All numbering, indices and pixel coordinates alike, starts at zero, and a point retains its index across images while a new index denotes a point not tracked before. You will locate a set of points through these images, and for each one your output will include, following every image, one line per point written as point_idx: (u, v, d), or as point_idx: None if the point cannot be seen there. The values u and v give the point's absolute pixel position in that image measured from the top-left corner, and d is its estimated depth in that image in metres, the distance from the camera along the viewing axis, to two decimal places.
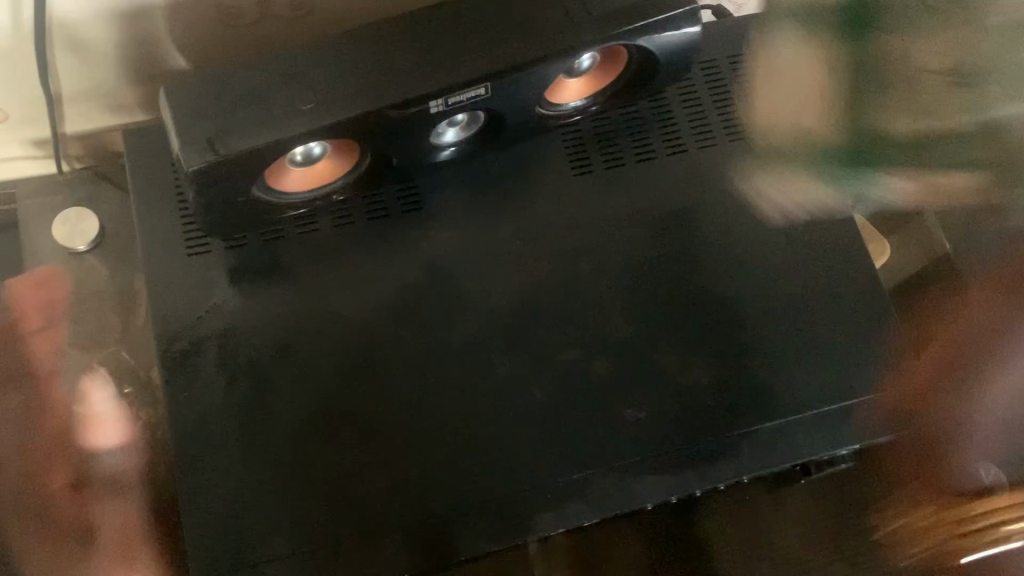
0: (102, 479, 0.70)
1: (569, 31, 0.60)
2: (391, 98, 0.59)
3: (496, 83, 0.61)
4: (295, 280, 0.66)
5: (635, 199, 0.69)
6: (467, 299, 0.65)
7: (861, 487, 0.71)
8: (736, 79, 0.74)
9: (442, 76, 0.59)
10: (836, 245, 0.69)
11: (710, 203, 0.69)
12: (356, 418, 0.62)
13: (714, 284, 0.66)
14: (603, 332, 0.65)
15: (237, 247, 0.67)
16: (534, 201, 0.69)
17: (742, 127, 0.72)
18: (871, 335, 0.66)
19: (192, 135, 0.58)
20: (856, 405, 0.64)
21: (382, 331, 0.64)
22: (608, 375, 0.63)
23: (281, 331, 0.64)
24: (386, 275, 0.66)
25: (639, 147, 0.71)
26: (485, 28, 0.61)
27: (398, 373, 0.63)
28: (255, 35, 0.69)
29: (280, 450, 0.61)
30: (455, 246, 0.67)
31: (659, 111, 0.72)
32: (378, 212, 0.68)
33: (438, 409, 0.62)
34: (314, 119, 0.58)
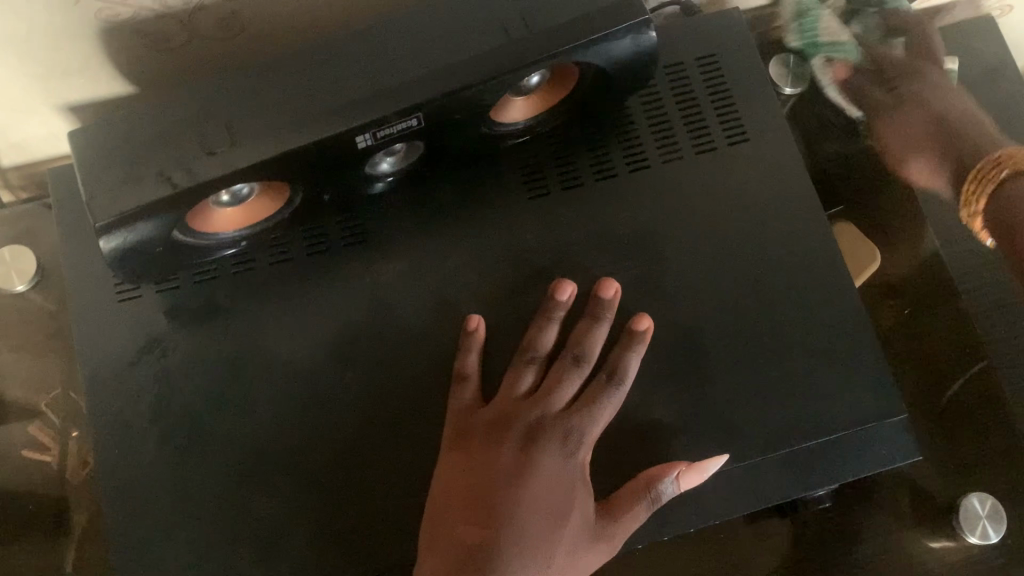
0: (54, 522, 0.69)
1: (506, 51, 0.55)
2: (311, 134, 0.54)
3: (430, 113, 0.56)
4: (230, 323, 0.62)
5: (592, 223, 0.64)
6: (410, 338, 0.61)
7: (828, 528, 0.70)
8: (702, 82, 0.68)
9: (368, 107, 0.54)
10: (813, 267, 0.63)
11: (675, 224, 0.64)
12: (295, 473, 0.58)
13: (678, 316, 0.62)
14: (618, 393, 0.59)
15: (168, 290, 0.63)
16: (484, 229, 0.64)
17: (710, 139, 0.66)
18: (848, 364, 0.61)
19: (99, 182, 0.53)
20: (833, 439, 0.60)
21: (320, 377, 0.60)
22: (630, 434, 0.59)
23: (215, 379, 0.60)
24: (322, 314, 0.62)
25: (597, 164, 0.65)
26: (418, 52, 0.56)
27: (336, 423, 0.59)
28: (184, 59, 0.65)
29: (217, 507, 0.58)
30: (399, 280, 0.62)
31: (619, 122, 0.66)
32: (317, 244, 0.63)
33: (377, 461, 0.58)
34: (229, 161, 0.53)
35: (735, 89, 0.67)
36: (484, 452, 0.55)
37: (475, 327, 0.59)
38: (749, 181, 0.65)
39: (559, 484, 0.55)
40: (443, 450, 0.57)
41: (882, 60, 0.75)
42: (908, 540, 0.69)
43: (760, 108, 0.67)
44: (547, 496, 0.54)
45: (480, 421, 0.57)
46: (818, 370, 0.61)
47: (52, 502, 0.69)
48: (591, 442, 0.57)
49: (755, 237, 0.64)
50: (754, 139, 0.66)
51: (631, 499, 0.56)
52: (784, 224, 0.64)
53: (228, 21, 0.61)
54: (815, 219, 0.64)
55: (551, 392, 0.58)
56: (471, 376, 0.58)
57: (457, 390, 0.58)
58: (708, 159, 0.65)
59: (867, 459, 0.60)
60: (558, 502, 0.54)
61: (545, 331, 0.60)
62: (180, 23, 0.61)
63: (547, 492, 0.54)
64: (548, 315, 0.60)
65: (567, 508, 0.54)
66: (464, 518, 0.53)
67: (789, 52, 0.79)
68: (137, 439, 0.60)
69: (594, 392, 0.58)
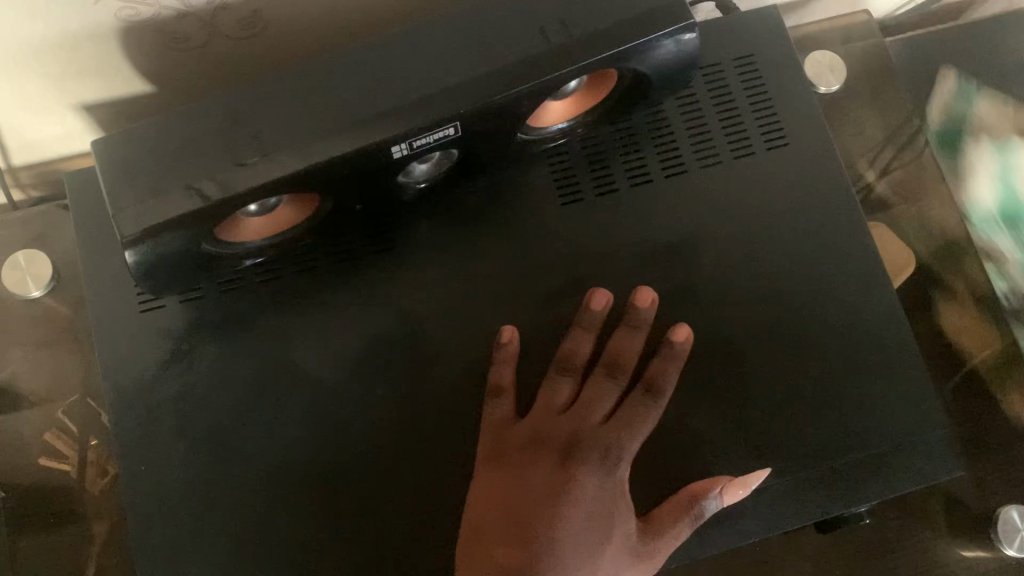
0: (72, 527, 0.68)
1: (547, 57, 0.53)
2: (345, 144, 0.52)
3: (467, 122, 0.54)
4: (255, 335, 0.60)
5: (628, 230, 0.62)
6: (442, 350, 0.59)
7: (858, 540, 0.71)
8: (739, 83, 0.65)
9: (403, 117, 0.52)
10: (854, 276, 0.62)
11: (713, 232, 0.62)
12: (327, 491, 0.57)
13: (717, 327, 0.60)
14: (658, 408, 0.57)
15: (191, 299, 0.61)
16: (516, 236, 0.62)
17: (748, 143, 0.64)
18: (887, 376, 0.60)
19: (124, 194, 0.51)
20: (875, 455, 0.58)
21: (350, 391, 0.59)
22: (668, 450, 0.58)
23: (241, 392, 0.59)
24: (351, 325, 0.60)
25: (633, 168, 0.63)
26: (454, 56, 0.54)
27: (367, 439, 0.57)
28: (204, 58, 0.62)
29: (245, 524, 0.57)
30: (430, 290, 0.60)
31: (654, 124, 0.64)
32: (345, 252, 0.61)
33: (409, 478, 0.57)
34: (261, 172, 0.51)
35: (773, 91, 0.65)
36: (521, 470, 0.54)
37: (508, 340, 0.57)
38: (788, 187, 0.63)
39: (599, 504, 0.53)
40: (478, 467, 0.55)
41: None
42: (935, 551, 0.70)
43: (798, 111, 0.65)
44: (586, 516, 0.53)
45: (517, 437, 0.55)
46: (859, 384, 0.59)
47: (70, 508, 0.69)
48: (630, 457, 0.56)
49: (794, 245, 0.62)
50: (793, 144, 0.64)
51: (672, 518, 0.54)
52: (823, 232, 0.62)
53: (250, 20, 0.59)
54: (856, 227, 0.63)
55: (589, 407, 0.56)
56: (506, 390, 0.57)
57: (492, 405, 0.57)
58: (746, 164, 0.63)
59: (909, 475, 0.59)
60: (599, 522, 0.53)
61: (581, 342, 0.58)
62: (200, 22, 0.58)
63: (587, 512, 0.53)
64: (584, 325, 0.58)
65: (607, 527, 0.53)
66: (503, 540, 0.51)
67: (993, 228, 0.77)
68: (162, 455, 0.58)
69: (632, 405, 0.56)
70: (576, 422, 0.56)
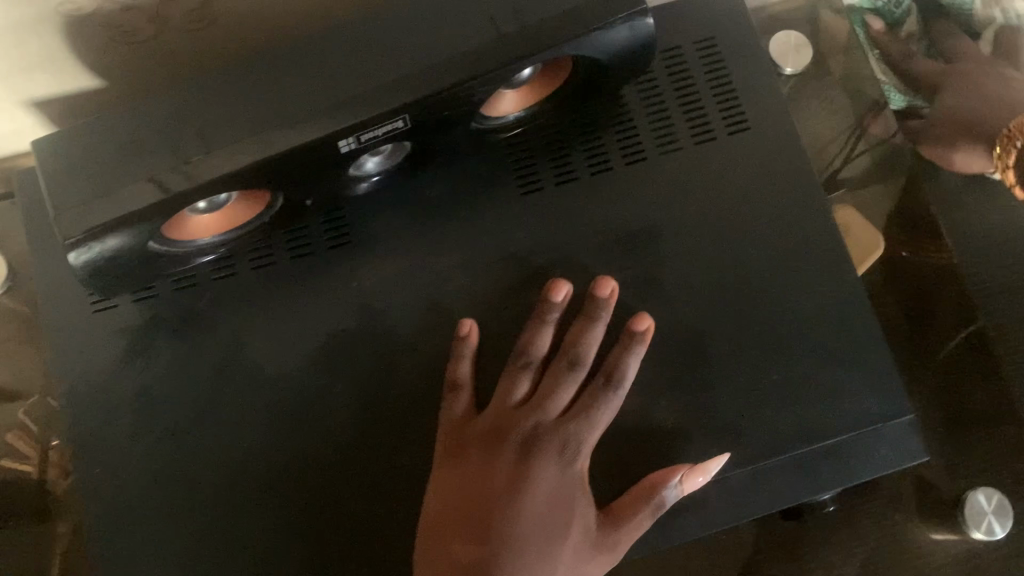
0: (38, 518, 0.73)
1: (498, 45, 0.52)
2: (289, 139, 0.50)
3: (417, 114, 0.52)
4: (212, 333, 0.59)
5: (589, 218, 0.61)
6: (402, 346, 0.58)
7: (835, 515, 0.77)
8: (700, 68, 0.65)
9: (350, 110, 0.51)
10: (819, 261, 0.61)
11: (675, 219, 0.61)
12: (286, 490, 0.56)
13: (680, 317, 0.59)
14: (617, 399, 0.56)
15: (147, 299, 0.60)
16: (476, 228, 0.61)
17: (709, 128, 0.63)
18: (855, 362, 0.59)
19: (68, 195, 0.51)
20: (842, 441, 0.57)
21: (306, 388, 0.58)
22: (630, 441, 0.57)
23: (197, 390, 0.58)
24: (308, 320, 0.59)
25: (592, 156, 0.62)
26: (404, 47, 0.53)
27: (326, 437, 0.57)
28: (154, 52, 0.61)
29: (204, 525, 0.56)
30: (388, 284, 0.59)
31: (614, 111, 0.63)
32: (299, 247, 0.60)
33: (368, 474, 0.56)
34: (204, 170, 0.50)
35: (735, 74, 0.64)
36: (478, 467, 0.53)
37: (467, 333, 0.56)
38: (752, 171, 0.62)
39: (557, 498, 0.53)
40: (436, 463, 0.55)
41: None
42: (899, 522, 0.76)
43: (761, 94, 0.64)
44: (543, 512, 0.52)
45: (474, 433, 0.55)
46: (824, 371, 0.59)
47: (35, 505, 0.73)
48: (590, 450, 0.55)
49: (760, 231, 0.61)
50: (755, 128, 0.63)
51: (633, 509, 0.54)
52: (788, 216, 0.61)
53: (198, 13, 0.58)
54: (821, 210, 0.62)
55: (548, 400, 0.55)
56: (463, 385, 0.56)
57: (449, 400, 0.56)
58: (709, 150, 0.62)
59: (877, 461, 0.58)
60: (557, 517, 0.52)
61: (540, 335, 0.57)
62: (147, 16, 0.57)
63: (544, 507, 0.52)
64: (543, 317, 0.57)
65: (566, 522, 0.52)
66: (458, 539, 0.51)
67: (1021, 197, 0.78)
68: (121, 457, 0.58)
69: (591, 396, 0.56)
70: (534, 416, 0.55)
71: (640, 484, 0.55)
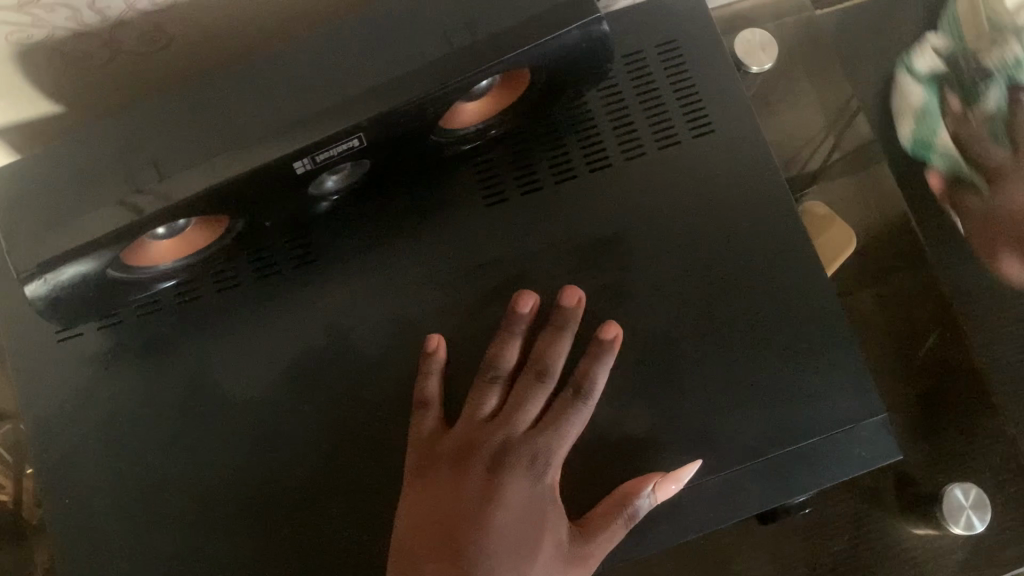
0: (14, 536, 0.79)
1: (451, 61, 0.51)
2: (241, 163, 0.50)
3: (372, 133, 0.51)
4: (177, 358, 0.59)
5: (554, 228, 0.60)
6: (369, 363, 0.58)
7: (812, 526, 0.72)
8: (662, 71, 0.64)
9: (303, 131, 0.50)
10: (787, 261, 0.60)
11: (640, 225, 0.60)
12: (256, 514, 0.56)
13: (649, 324, 0.59)
14: (587, 410, 0.56)
15: (111, 326, 0.59)
16: (440, 242, 0.60)
17: (673, 132, 0.62)
18: (826, 364, 0.58)
19: (23, 230, 0.50)
20: (815, 444, 0.57)
21: (274, 412, 0.57)
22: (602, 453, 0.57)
23: (164, 417, 0.58)
24: (274, 340, 0.59)
25: (556, 164, 0.62)
26: (355, 66, 0.52)
27: (295, 459, 0.56)
28: (110, 75, 0.61)
29: (177, 552, 0.56)
30: (354, 301, 0.59)
31: (577, 118, 0.63)
32: (262, 268, 0.60)
33: (339, 495, 0.55)
34: (157, 199, 0.49)
35: (698, 75, 0.64)
36: (448, 484, 0.53)
37: (434, 348, 0.56)
38: (718, 175, 0.62)
39: (527, 512, 0.53)
40: (406, 482, 0.54)
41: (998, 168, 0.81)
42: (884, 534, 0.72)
43: (724, 96, 0.63)
44: (514, 527, 0.52)
45: (444, 450, 0.54)
46: (796, 373, 0.58)
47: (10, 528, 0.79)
48: (560, 461, 0.55)
49: (726, 234, 0.60)
50: (720, 130, 0.63)
51: (605, 520, 0.54)
52: (754, 217, 0.61)
53: (152, 35, 0.57)
54: (787, 210, 0.61)
55: (518, 414, 0.55)
56: (432, 402, 0.56)
57: (419, 417, 0.56)
58: (673, 154, 0.62)
59: (850, 463, 0.57)
60: (527, 531, 0.52)
61: (508, 347, 0.57)
62: (100, 41, 0.56)
63: (514, 522, 0.52)
64: (510, 329, 0.57)
65: (537, 536, 0.52)
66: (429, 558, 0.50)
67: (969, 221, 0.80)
68: (91, 486, 0.57)
69: (560, 408, 0.56)
70: (503, 430, 0.55)
71: (612, 494, 0.55)
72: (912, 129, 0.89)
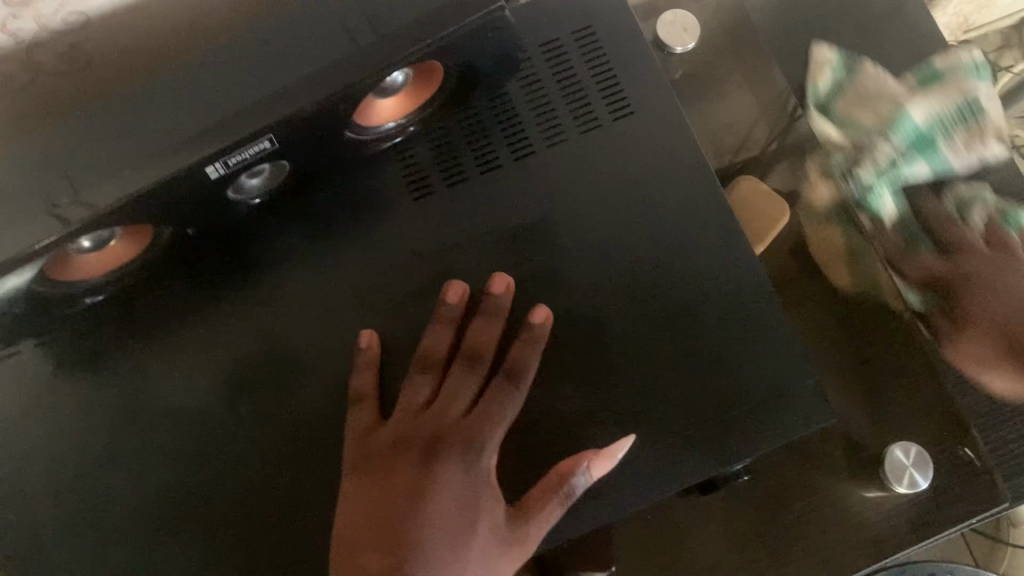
0: None
1: (358, 58, 0.52)
2: (155, 171, 0.50)
3: (282, 133, 0.52)
4: (114, 372, 0.59)
5: (481, 217, 0.61)
6: (305, 363, 0.59)
7: (770, 490, 0.70)
8: (581, 57, 0.64)
9: (215, 136, 0.51)
10: (713, 235, 0.61)
11: (566, 209, 0.61)
12: (200, 517, 0.56)
13: (578, 307, 0.59)
14: (517, 396, 0.56)
15: (48, 342, 0.60)
16: (370, 239, 0.61)
17: (594, 115, 0.63)
18: (758, 336, 0.59)
19: None
20: (747, 414, 0.58)
21: (213, 415, 0.58)
22: (538, 435, 0.57)
23: (106, 427, 0.58)
24: (210, 347, 0.60)
25: (481, 156, 0.63)
26: (264, 71, 0.53)
27: (236, 460, 0.57)
28: (35, 96, 0.62)
29: (126, 560, 0.56)
30: (286, 303, 0.60)
31: (499, 109, 0.64)
32: (197, 274, 0.61)
33: (280, 494, 0.56)
34: (74, 213, 0.50)
35: (615, 60, 0.64)
36: (386, 475, 0.54)
37: (368, 346, 0.57)
38: (640, 157, 0.62)
39: (462, 498, 0.53)
40: (345, 477, 0.55)
41: (930, 216, 0.71)
42: (845, 500, 0.70)
43: (642, 79, 0.64)
44: (448, 511, 0.52)
45: (381, 443, 0.55)
46: (725, 343, 0.59)
47: None
48: (495, 448, 0.56)
49: (652, 213, 0.61)
50: (639, 112, 0.63)
51: (545, 499, 0.54)
52: (678, 194, 0.62)
53: (72, 54, 0.59)
54: (711, 187, 0.62)
55: (451, 403, 0.56)
56: (367, 396, 0.56)
57: (355, 412, 0.56)
58: (596, 139, 0.63)
59: (783, 430, 0.58)
60: (461, 515, 0.52)
61: (439, 337, 0.58)
62: (19, 63, 0.58)
63: (448, 507, 0.52)
64: (442, 320, 0.58)
65: (471, 520, 0.53)
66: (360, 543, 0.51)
67: (865, 189, 0.71)
68: (32, 502, 0.58)
69: (493, 393, 0.56)
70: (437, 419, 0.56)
71: (549, 474, 0.55)
72: (869, 174, 0.71)
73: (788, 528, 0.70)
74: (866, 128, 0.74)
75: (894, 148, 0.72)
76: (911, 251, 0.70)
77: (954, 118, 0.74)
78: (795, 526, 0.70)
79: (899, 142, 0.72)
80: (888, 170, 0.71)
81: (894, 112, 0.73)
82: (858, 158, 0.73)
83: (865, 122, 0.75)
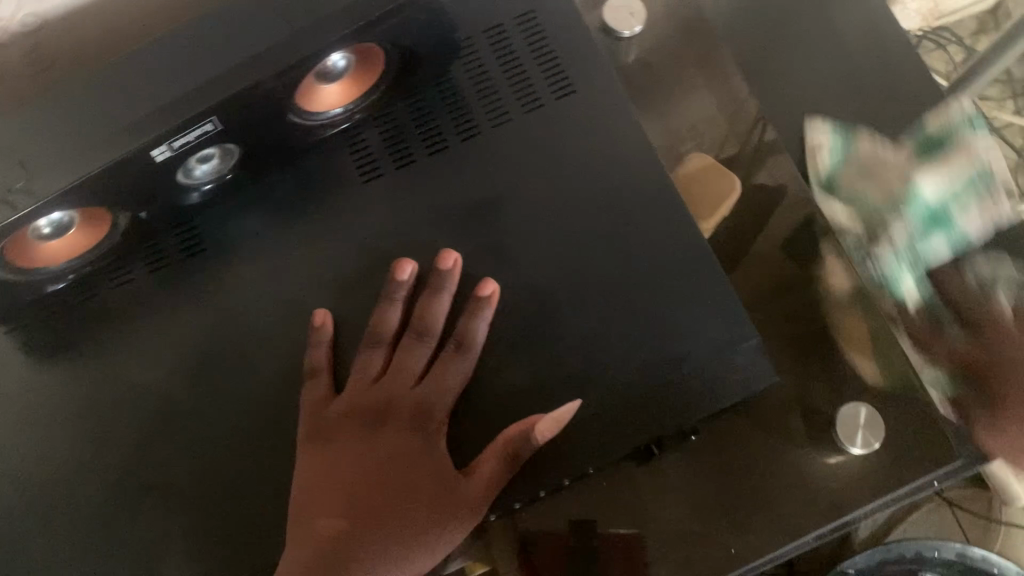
0: None
1: (290, 40, 0.54)
2: (101, 155, 0.53)
3: (223, 116, 0.54)
4: (79, 353, 0.62)
5: (428, 196, 0.63)
6: (261, 339, 0.61)
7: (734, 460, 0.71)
8: (524, 41, 0.66)
9: (157, 120, 0.54)
10: (655, 203, 0.62)
11: (509, 185, 0.63)
12: (159, 488, 0.58)
13: (522, 277, 0.61)
14: (465, 367, 0.58)
15: (19, 328, 0.64)
16: (322, 221, 0.63)
17: (536, 96, 0.65)
18: (701, 299, 0.59)
19: None
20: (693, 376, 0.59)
21: (173, 391, 0.60)
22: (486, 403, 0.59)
23: (72, 406, 0.61)
24: (168, 327, 0.62)
25: (429, 138, 0.65)
26: (203, 57, 0.56)
27: (195, 433, 0.59)
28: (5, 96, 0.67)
29: (91, 532, 0.58)
30: (242, 283, 0.63)
31: (446, 94, 0.66)
32: (154, 260, 0.64)
33: (237, 463, 0.58)
34: (25, 198, 0.53)
35: (557, 42, 0.66)
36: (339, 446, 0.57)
37: (321, 323, 0.59)
38: (582, 133, 0.64)
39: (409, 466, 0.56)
40: (300, 445, 0.57)
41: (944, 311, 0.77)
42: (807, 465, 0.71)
43: (583, 59, 0.66)
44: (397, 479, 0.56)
45: (332, 415, 0.57)
46: (669, 303, 0.59)
47: None
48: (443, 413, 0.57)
49: (593, 184, 0.62)
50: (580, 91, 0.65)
51: (491, 466, 0.56)
52: (620, 165, 0.63)
53: (35, 54, 0.64)
54: (651, 157, 0.63)
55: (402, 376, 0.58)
56: (321, 370, 0.59)
57: (310, 385, 0.59)
58: (538, 117, 0.65)
59: None
60: (408, 484, 0.56)
61: (389, 313, 0.59)
62: None
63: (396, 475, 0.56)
64: (391, 296, 0.59)
65: (417, 486, 0.56)
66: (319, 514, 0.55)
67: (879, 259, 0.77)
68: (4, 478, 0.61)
69: (441, 364, 0.58)
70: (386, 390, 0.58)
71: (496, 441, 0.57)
72: (890, 257, 0.77)
73: (751, 493, 0.70)
74: (871, 204, 0.79)
75: (908, 227, 0.77)
76: (936, 324, 0.77)
77: (964, 189, 0.79)
78: (758, 487, 0.70)
79: (913, 223, 0.77)
80: (904, 252, 0.77)
81: (905, 190, 0.78)
82: (879, 237, 0.77)
83: (870, 197, 0.80)
